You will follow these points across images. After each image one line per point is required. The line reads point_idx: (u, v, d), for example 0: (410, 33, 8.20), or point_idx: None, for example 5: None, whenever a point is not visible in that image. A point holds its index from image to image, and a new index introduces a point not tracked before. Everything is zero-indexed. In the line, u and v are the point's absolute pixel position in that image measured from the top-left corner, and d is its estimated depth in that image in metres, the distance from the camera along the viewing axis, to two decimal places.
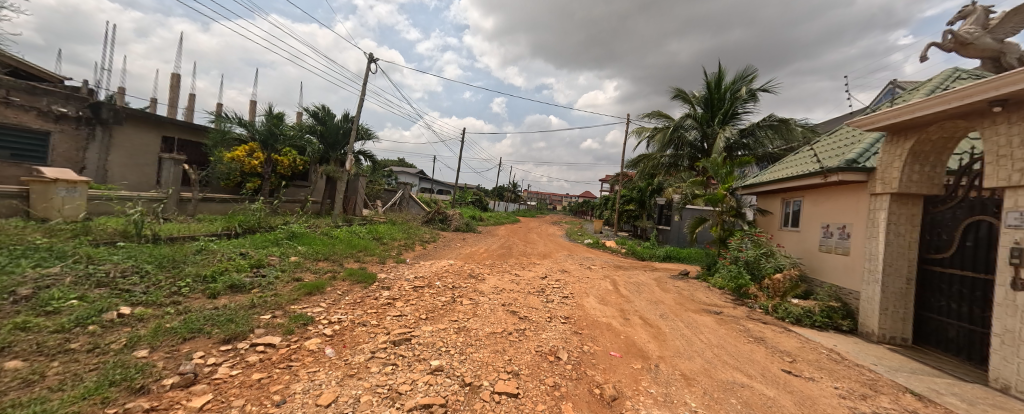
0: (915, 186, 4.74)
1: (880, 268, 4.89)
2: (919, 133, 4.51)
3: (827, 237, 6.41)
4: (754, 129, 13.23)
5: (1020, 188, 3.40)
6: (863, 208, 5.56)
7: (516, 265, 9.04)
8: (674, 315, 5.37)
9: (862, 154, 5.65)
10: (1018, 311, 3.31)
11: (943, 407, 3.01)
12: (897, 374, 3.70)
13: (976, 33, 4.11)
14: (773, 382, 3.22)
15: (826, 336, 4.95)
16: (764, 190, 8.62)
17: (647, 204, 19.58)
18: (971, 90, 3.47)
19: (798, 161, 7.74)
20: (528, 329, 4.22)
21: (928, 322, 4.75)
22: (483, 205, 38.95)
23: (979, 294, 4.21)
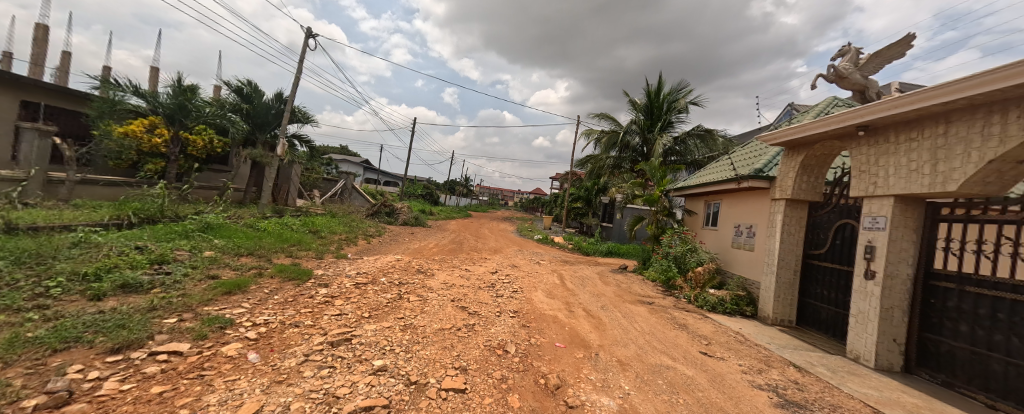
0: (803, 194, 5.70)
1: (776, 262, 5.81)
2: (806, 150, 5.42)
3: (738, 235, 7.42)
4: (685, 138, 14.72)
5: (874, 197, 4.29)
6: (765, 211, 6.53)
7: (467, 260, 8.97)
8: (613, 306, 5.79)
9: (767, 163, 6.66)
10: (869, 296, 4.16)
11: (816, 376, 3.68)
12: (784, 350, 4.43)
13: (850, 69, 5.03)
14: (693, 363, 3.66)
15: (734, 321, 5.76)
16: (691, 193, 9.65)
17: (593, 203, 20.69)
18: (847, 115, 4.24)
19: (717, 169, 8.85)
20: (478, 324, 4.23)
21: (807, 305, 5.76)
22: (434, 199, 37.92)
23: (843, 283, 5.19)
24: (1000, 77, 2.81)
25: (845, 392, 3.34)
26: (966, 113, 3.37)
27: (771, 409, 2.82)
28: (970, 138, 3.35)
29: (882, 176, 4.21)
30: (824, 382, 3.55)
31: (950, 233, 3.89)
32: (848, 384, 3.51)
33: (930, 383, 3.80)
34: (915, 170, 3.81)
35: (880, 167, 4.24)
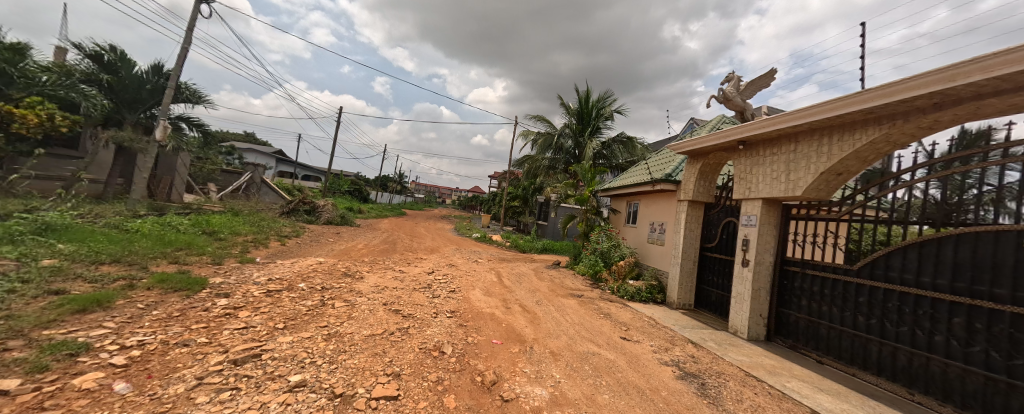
0: (700, 196, 6.71)
1: (680, 255, 6.73)
2: (702, 160, 6.43)
3: (652, 232, 8.41)
4: (611, 143, 16.11)
5: (748, 200, 5.27)
6: (673, 210, 7.51)
7: (400, 261, 8.53)
8: (547, 300, 6.09)
9: (675, 169, 7.69)
10: (744, 280, 5.10)
11: (707, 349, 4.40)
12: (684, 330, 5.19)
13: (734, 93, 6.07)
14: (615, 348, 4.06)
15: (648, 308, 6.53)
16: (615, 193, 10.62)
17: (529, 202, 21.32)
18: (732, 131, 5.17)
19: (636, 173, 9.92)
20: (412, 327, 4.07)
21: (702, 291, 6.76)
22: (364, 196, 35.20)
23: (726, 270, 6.21)
24: (829, 108, 3.80)
25: (726, 359, 4.06)
26: (809, 135, 4.35)
27: (674, 381, 3.28)
28: (808, 155, 4.36)
29: (753, 183, 5.20)
30: (712, 353, 4.26)
31: (797, 228, 4.98)
32: (729, 353, 4.27)
33: (782, 347, 4.83)
34: (776, 179, 4.77)
35: (751, 175, 5.24)
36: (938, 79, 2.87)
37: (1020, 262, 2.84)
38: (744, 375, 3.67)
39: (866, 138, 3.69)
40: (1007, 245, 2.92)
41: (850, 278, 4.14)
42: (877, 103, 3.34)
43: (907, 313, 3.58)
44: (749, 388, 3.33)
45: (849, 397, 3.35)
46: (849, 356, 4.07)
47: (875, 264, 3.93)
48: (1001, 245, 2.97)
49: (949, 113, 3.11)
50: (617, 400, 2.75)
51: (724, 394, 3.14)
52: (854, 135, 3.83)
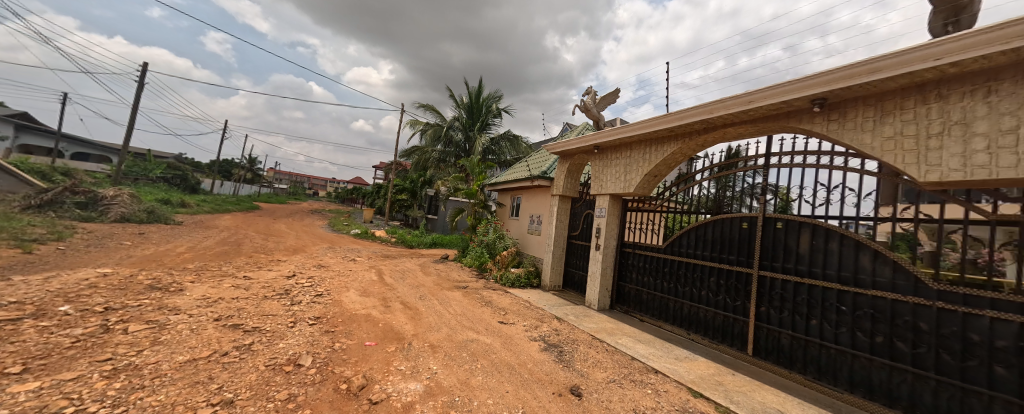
0: (569, 191, 7.72)
1: (552, 243, 7.66)
2: (569, 160, 7.42)
3: (531, 224, 9.26)
4: (499, 140, 16.89)
5: (600, 194, 6.39)
6: (548, 204, 8.46)
7: (248, 265, 6.97)
8: (431, 295, 6.00)
9: (549, 167, 8.66)
10: (597, 261, 6.19)
11: (567, 321, 5.18)
12: (552, 308, 5.97)
13: (591, 104, 7.21)
14: (492, 332, 4.33)
15: (525, 292, 7.21)
16: (501, 188, 11.24)
17: (418, 195, 19.93)
18: (591, 136, 6.22)
19: (518, 169, 10.72)
20: (260, 342, 3.41)
21: (568, 273, 7.82)
22: (194, 185, 27.09)
23: (585, 254, 7.34)
24: (649, 125, 5.07)
25: (580, 328, 4.89)
26: (638, 145, 5.61)
27: (539, 353, 3.76)
28: (637, 160, 5.62)
29: (603, 181, 6.34)
30: (571, 324, 5.05)
31: (631, 217, 6.33)
32: (583, 323, 5.14)
33: (620, 313, 6.10)
34: (618, 178, 5.97)
35: (602, 174, 6.38)
36: (708, 110, 4.20)
37: (740, 237, 4.43)
38: (591, 338, 4.49)
39: (670, 150, 5.03)
40: (736, 226, 4.48)
41: (659, 254, 5.54)
42: (676, 123, 4.63)
43: (688, 277, 5.03)
44: (594, 349, 4.11)
45: (656, 343, 4.50)
46: (658, 313, 5.47)
47: (675, 243, 5.30)
48: (734, 226, 4.52)
49: (713, 135, 4.57)
50: (489, 380, 2.97)
51: (575, 357, 3.76)
52: (664, 147, 5.17)
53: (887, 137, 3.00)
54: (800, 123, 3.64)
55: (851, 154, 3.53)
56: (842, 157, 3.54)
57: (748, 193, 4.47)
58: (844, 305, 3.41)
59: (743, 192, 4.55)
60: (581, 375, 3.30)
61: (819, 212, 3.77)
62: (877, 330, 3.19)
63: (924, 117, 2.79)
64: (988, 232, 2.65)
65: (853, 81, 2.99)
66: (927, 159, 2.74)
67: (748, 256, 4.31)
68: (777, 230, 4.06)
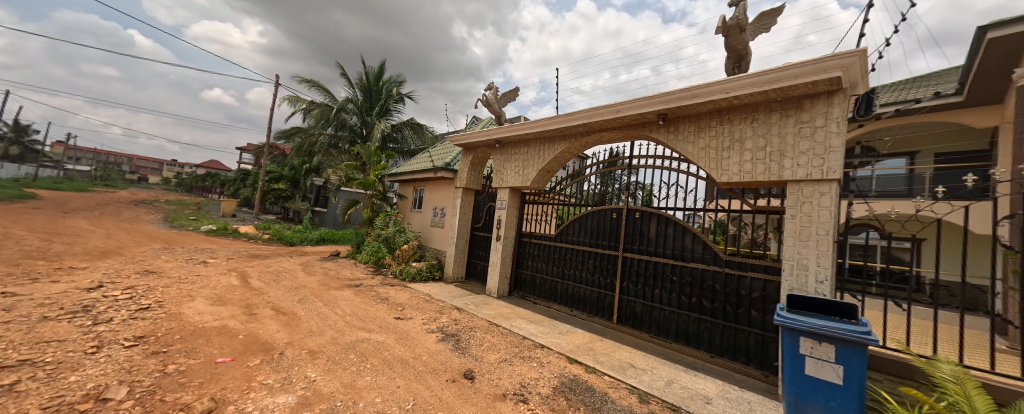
0: (472, 184, 7.81)
1: (456, 235, 7.67)
2: (472, 153, 7.50)
3: (435, 216, 9.06)
4: (402, 127, 15.78)
5: (501, 188, 6.70)
6: (451, 196, 8.42)
7: (16, 277, 4.90)
8: (313, 296, 5.31)
9: (453, 159, 8.61)
10: (497, 251, 6.51)
11: (466, 311, 5.32)
12: (453, 298, 6.03)
13: (493, 100, 7.42)
14: (386, 329, 4.12)
15: (426, 286, 7.06)
16: (402, 179, 10.59)
17: (302, 185, 16.82)
18: (492, 131, 6.44)
19: (422, 160, 10.34)
20: (37, 379, 2.47)
21: (471, 263, 7.95)
22: None
23: (486, 244, 7.57)
24: (542, 124, 5.56)
25: (479, 316, 5.09)
26: (534, 142, 6.09)
27: (435, 344, 3.75)
28: (533, 156, 6.10)
29: (503, 175, 6.66)
30: (470, 313, 5.21)
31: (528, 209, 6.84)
32: (482, 311, 5.36)
33: (517, 298, 6.56)
34: (517, 172, 6.36)
35: (503, 168, 6.69)
36: (590, 115, 4.88)
37: (610, 225, 5.26)
38: (488, 324, 4.73)
39: (561, 148, 5.65)
40: (608, 216, 5.30)
41: (550, 242, 6.17)
42: (565, 124, 5.23)
43: (572, 262, 5.74)
44: (490, 333, 4.33)
45: (546, 322, 5.00)
46: (548, 295, 6.08)
47: (563, 231, 5.96)
48: (607, 216, 5.33)
49: (592, 137, 5.35)
50: (378, 378, 2.82)
51: (472, 343, 3.89)
52: (555, 145, 5.75)
53: (701, 148, 4.10)
54: (651, 132, 4.61)
55: (681, 160, 4.57)
56: (677, 162, 4.58)
57: (619, 189, 5.30)
58: (675, 276, 4.42)
59: (619, 190, 5.31)
60: (476, 359, 3.46)
61: (663, 204, 4.72)
62: (694, 292, 4.24)
63: (720, 134, 3.94)
64: (753, 217, 3.88)
65: (684, 103, 3.96)
66: (723, 165, 3.88)
67: (616, 241, 5.14)
68: (636, 219, 4.95)
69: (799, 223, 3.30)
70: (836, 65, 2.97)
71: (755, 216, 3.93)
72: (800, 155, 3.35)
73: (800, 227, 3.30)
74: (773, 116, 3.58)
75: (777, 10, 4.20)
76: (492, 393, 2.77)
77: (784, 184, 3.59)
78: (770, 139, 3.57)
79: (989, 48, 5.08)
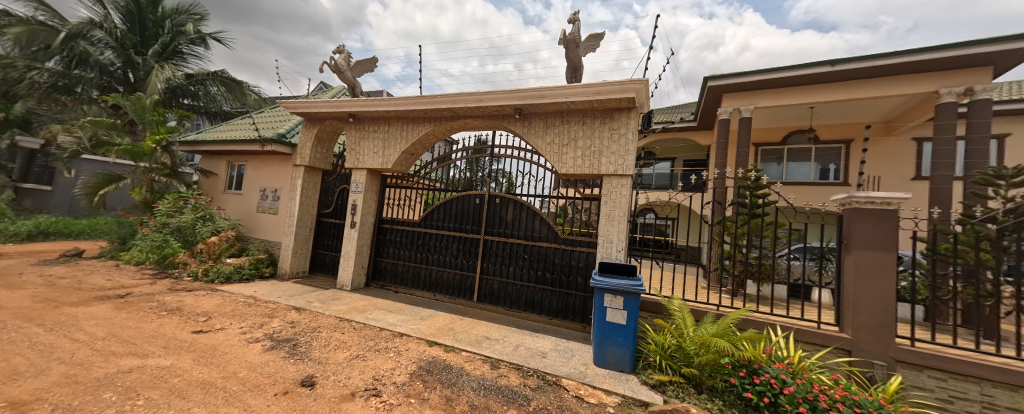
0: (318, 163, 6.64)
1: (295, 223, 6.41)
2: (318, 126, 6.33)
3: (264, 200, 7.35)
4: (205, 80, 11.10)
5: (357, 168, 5.96)
6: (288, 176, 7.01)
7: None
8: (25, 321, 3.44)
9: (289, 131, 7.10)
10: (351, 240, 5.84)
11: (309, 310, 4.59)
12: (290, 298, 5.07)
13: (344, 66, 6.41)
14: (177, 349, 3.09)
15: (250, 286, 5.66)
16: (207, 150, 7.99)
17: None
18: (344, 103, 5.57)
19: (240, 128, 8.07)
20: None
21: (317, 255, 6.85)
22: None
23: (337, 233, 6.65)
24: (405, 103, 5.20)
25: (325, 314, 4.48)
26: (395, 121, 5.65)
27: (260, 355, 3.09)
28: (396, 137, 5.66)
29: (360, 154, 5.93)
30: (314, 312, 4.52)
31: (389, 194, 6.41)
32: (330, 307, 4.73)
33: (376, 288, 6.10)
34: (375, 152, 5.79)
35: (360, 147, 5.94)
36: (453, 100, 4.87)
37: (474, 210, 5.50)
38: (337, 321, 4.23)
39: (425, 131, 5.47)
40: (472, 201, 5.52)
41: (413, 228, 5.95)
42: (428, 107, 5.06)
43: (436, 247, 5.73)
44: (337, 331, 3.88)
45: (405, 310, 4.86)
46: (411, 282, 5.90)
47: (427, 217, 5.86)
48: (470, 201, 5.54)
49: (456, 123, 5.39)
50: None
51: (312, 347, 3.39)
52: (420, 127, 5.51)
53: (547, 142, 4.75)
54: (509, 124, 5.02)
55: (532, 152, 5.16)
56: (529, 153, 5.14)
57: (483, 176, 5.56)
58: (525, 254, 5.05)
59: (483, 177, 5.57)
60: (318, 362, 3.04)
61: (519, 191, 5.24)
62: (539, 267, 4.95)
63: (562, 133, 4.66)
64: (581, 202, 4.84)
65: (536, 101, 4.47)
66: (563, 159, 4.62)
67: (479, 225, 5.43)
68: (496, 204, 5.33)
69: (610, 207, 4.28)
70: (633, 88, 3.95)
71: (585, 202, 4.86)
72: (612, 155, 4.33)
73: (610, 211, 4.29)
74: (596, 122, 4.46)
75: (601, 35, 5.20)
76: (337, 394, 2.51)
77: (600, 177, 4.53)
78: (594, 141, 4.45)
79: (709, 93, 7.83)
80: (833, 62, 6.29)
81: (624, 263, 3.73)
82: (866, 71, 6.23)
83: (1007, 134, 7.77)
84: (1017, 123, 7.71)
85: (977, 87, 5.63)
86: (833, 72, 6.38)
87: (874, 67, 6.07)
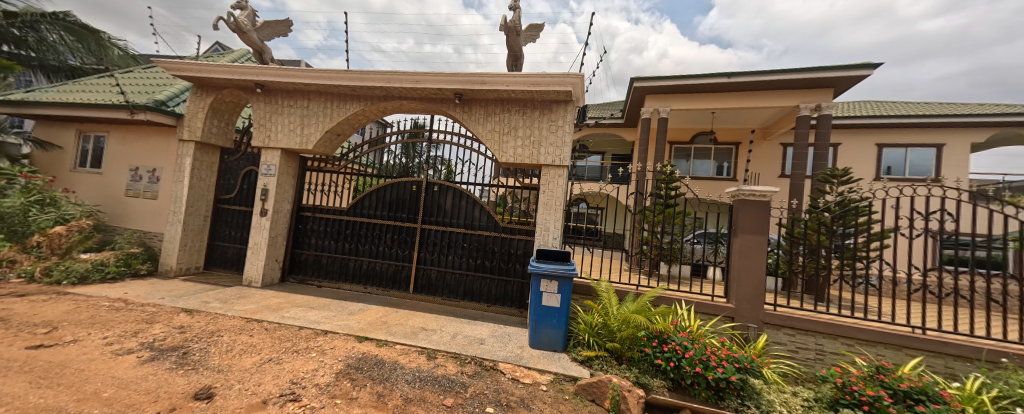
0: (214, 138, 5.58)
1: (184, 210, 5.34)
2: (214, 94, 5.30)
3: (135, 181, 5.98)
4: (36, 23, 8.30)
5: (268, 147, 5.18)
6: (172, 153, 5.79)
7: None
8: None
9: (172, 98, 5.83)
10: (261, 230, 5.11)
11: (205, 312, 3.91)
12: (179, 299, 4.25)
13: (248, 26, 5.44)
14: (3, 371, 2.37)
15: (118, 287, 4.58)
16: (44, 115, 6.16)
17: None
18: (250, 69, 4.74)
19: (98, 89, 6.35)
20: None
21: (215, 248, 5.84)
22: None
23: (243, 222, 5.75)
24: (329, 76, 4.63)
25: (227, 315, 3.86)
26: (317, 96, 5.01)
27: (136, 369, 2.54)
28: (318, 114, 5.05)
29: (272, 131, 5.15)
30: (211, 314, 3.86)
31: (311, 178, 5.76)
32: (233, 308, 4.10)
33: (294, 283, 5.47)
34: (292, 130, 5.08)
35: (272, 123, 5.15)
36: (387, 78, 4.50)
37: (410, 197, 5.23)
38: (243, 322, 3.68)
39: (354, 109, 4.97)
40: (408, 188, 5.23)
41: (340, 216, 5.43)
42: (357, 83, 4.60)
43: (367, 236, 5.33)
44: (244, 334, 3.38)
45: (330, 306, 4.44)
46: (337, 275, 5.42)
47: (357, 204, 5.40)
48: (406, 188, 5.25)
49: (390, 104, 5.01)
50: None
51: (210, 354, 2.90)
52: (347, 105, 4.99)
53: (487, 130, 4.72)
54: (448, 109, 4.85)
55: (473, 139, 5.09)
56: (469, 140, 5.06)
57: (420, 162, 5.30)
58: (465, 243, 5.00)
59: (421, 164, 5.31)
60: (219, 371, 2.63)
61: (459, 179, 5.14)
62: (479, 255, 4.96)
63: (502, 121, 4.66)
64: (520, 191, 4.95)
65: (477, 87, 4.38)
66: (503, 148, 4.64)
67: (416, 213, 5.19)
68: (434, 192, 5.15)
69: (547, 197, 4.46)
70: (570, 82, 4.10)
71: (525, 192, 4.98)
72: (550, 146, 4.49)
73: (547, 200, 4.47)
74: (535, 113, 4.57)
75: (541, 26, 5.30)
76: (245, 403, 2.21)
77: (538, 167, 4.67)
78: (533, 131, 4.56)
79: (634, 94, 8.58)
80: (730, 74, 7.41)
81: (559, 249, 3.95)
82: (752, 85, 7.47)
83: (840, 144, 10.10)
84: (846, 136, 10.05)
85: (823, 105, 7.15)
86: (729, 84, 7.50)
87: (757, 82, 7.31)
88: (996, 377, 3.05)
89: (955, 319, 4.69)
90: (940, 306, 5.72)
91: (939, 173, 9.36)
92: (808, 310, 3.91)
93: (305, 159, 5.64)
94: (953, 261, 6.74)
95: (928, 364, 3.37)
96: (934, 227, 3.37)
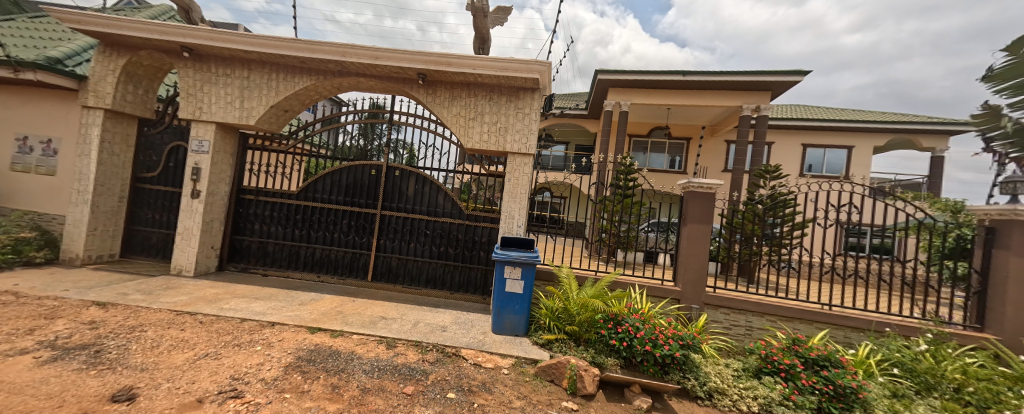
0: (128, 107, 4.82)
1: (91, 189, 4.58)
2: (129, 55, 4.54)
3: (24, 153, 5.02)
4: None
5: (200, 121, 4.59)
6: (75, 122, 4.92)
7: None
8: None
9: (73, 57, 4.92)
10: (193, 213, 4.56)
11: (123, 305, 3.44)
12: (88, 291, 3.69)
13: None
14: None
15: (5, 278, 3.87)
16: None
17: None
18: (174, 29, 4.11)
19: None
20: None
21: (134, 234, 5.13)
22: None
23: (169, 204, 5.09)
24: (274, 45, 4.16)
25: (152, 308, 3.44)
26: (259, 65, 4.50)
27: (34, 371, 2.19)
28: (261, 86, 4.55)
29: (204, 103, 4.56)
30: (131, 307, 3.41)
31: (254, 158, 5.24)
32: (159, 300, 3.65)
33: (235, 272, 5.02)
34: (229, 103, 4.54)
35: (205, 93, 4.56)
36: (342, 52, 4.16)
37: (369, 182, 4.96)
38: (172, 316, 3.30)
39: (304, 84, 4.55)
40: (366, 172, 4.95)
41: (289, 200, 5.01)
42: (308, 54, 4.19)
43: (321, 222, 4.99)
44: (174, 329, 3.04)
45: (278, 296, 4.14)
46: (286, 263, 5.04)
47: (308, 187, 5.01)
48: (365, 172, 4.96)
49: (346, 80, 4.66)
50: None
51: (131, 352, 2.57)
52: (296, 78, 4.56)
53: (453, 114, 4.59)
54: (411, 90, 4.63)
55: (437, 123, 4.91)
56: (434, 124, 4.88)
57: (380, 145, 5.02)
58: (428, 230, 4.88)
59: (381, 146, 5.04)
60: (142, 370, 2.34)
61: (422, 164, 4.95)
62: (442, 243, 4.87)
63: (468, 106, 4.55)
64: (485, 179, 4.91)
65: (441, 69, 4.20)
66: (468, 133, 4.55)
67: (375, 199, 4.95)
68: (395, 177, 4.92)
69: (513, 185, 4.48)
70: (537, 69, 4.08)
71: (490, 179, 4.94)
72: (516, 133, 4.47)
73: (512, 188, 4.49)
74: (501, 100, 4.52)
75: (509, 9, 5.19)
76: (176, 403, 2.01)
77: (504, 154, 4.65)
78: (499, 117, 4.51)
79: (598, 86, 8.82)
80: (684, 72, 7.86)
81: (523, 237, 4.00)
82: (703, 85, 8.00)
83: (774, 143, 11.25)
84: (779, 136, 11.21)
85: (762, 107, 7.86)
86: (683, 81, 7.97)
87: (708, 82, 7.84)
88: (880, 343, 3.67)
89: (854, 297, 5.54)
90: (844, 286, 6.73)
91: (849, 171, 10.80)
92: (742, 291, 4.38)
93: (246, 137, 5.11)
94: (854, 247, 7.93)
95: (832, 335, 3.96)
96: (844, 218, 3.89)
